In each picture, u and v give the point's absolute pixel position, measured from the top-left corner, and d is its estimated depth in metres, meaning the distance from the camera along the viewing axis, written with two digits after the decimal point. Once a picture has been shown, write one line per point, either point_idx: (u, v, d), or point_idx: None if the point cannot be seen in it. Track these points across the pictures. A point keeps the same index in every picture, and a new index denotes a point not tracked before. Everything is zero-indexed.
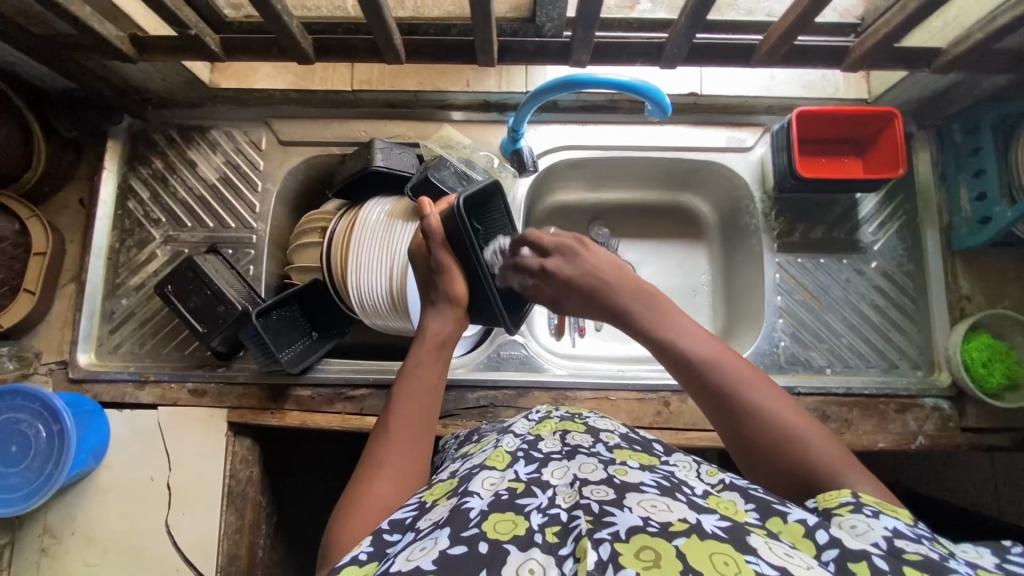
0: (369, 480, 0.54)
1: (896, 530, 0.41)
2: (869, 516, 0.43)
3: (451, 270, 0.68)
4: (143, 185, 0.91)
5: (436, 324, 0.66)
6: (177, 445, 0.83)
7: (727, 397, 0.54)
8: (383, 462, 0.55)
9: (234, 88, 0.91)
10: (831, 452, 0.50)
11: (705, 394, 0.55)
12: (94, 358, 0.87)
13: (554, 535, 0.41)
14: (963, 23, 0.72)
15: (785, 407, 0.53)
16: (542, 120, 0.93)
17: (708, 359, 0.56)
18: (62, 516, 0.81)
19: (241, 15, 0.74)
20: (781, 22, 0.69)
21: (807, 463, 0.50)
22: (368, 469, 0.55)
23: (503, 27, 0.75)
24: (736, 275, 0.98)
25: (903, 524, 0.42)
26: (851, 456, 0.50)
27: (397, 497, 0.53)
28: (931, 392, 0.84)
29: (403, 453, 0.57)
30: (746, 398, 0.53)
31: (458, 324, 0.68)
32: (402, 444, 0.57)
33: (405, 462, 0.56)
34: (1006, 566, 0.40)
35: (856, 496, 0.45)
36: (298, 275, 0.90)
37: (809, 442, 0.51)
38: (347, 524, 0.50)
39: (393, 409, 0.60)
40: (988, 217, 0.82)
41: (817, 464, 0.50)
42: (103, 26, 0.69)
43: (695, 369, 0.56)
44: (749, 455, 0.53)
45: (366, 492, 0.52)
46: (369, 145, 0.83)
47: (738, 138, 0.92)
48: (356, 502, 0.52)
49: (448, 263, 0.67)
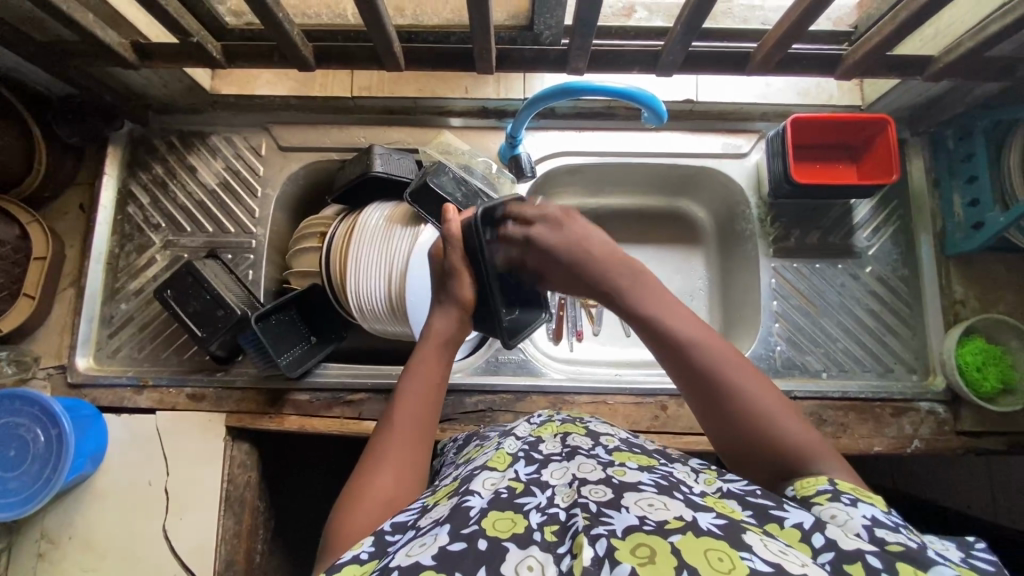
0: (371, 472, 0.55)
1: (874, 518, 0.43)
2: (849, 504, 0.44)
3: (461, 272, 0.69)
4: (143, 190, 0.91)
5: (440, 321, 0.67)
6: (175, 449, 0.83)
7: (706, 376, 0.56)
8: (385, 455, 0.56)
9: (234, 95, 0.90)
10: (804, 435, 0.52)
11: (683, 372, 0.57)
12: (93, 363, 0.87)
13: (552, 534, 0.42)
14: (955, 32, 0.73)
15: (762, 389, 0.54)
16: (540, 126, 0.94)
17: (691, 338, 0.58)
18: (59, 521, 0.81)
19: (242, 22, 0.75)
20: (775, 29, 0.70)
21: (778, 442, 0.52)
22: (370, 462, 0.56)
23: (502, 34, 0.77)
24: (733, 280, 0.98)
25: (879, 510, 0.44)
26: (823, 442, 0.52)
27: (398, 489, 0.54)
28: (927, 396, 0.84)
29: (405, 449, 0.57)
30: (725, 376, 0.55)
31: (463, 326, 0.68)
32: (405, 438, 0.58)
33: (406, 457, 0.57)
34: (972, 562, 0.41)
35: (834, 483, 0.47)
36: (298, 279, 0.91)
37: (782, 423, 0.53)
38: (350, 515, 0.51)
39: (396, 403, 0.61)
40: (981, 223, 0.82)
41: (789, 444, 0.52)
42: (106, 33, 0.69)
43: (677, 349, 0.58)
44: (721, 430, 0.55)
45: (367, 486, 0.53)
46: (369, 151, 0.84)
47: (733, 144, 0.93)
48: (359, 493, 0.53)
49: (457, 265, 0.68)
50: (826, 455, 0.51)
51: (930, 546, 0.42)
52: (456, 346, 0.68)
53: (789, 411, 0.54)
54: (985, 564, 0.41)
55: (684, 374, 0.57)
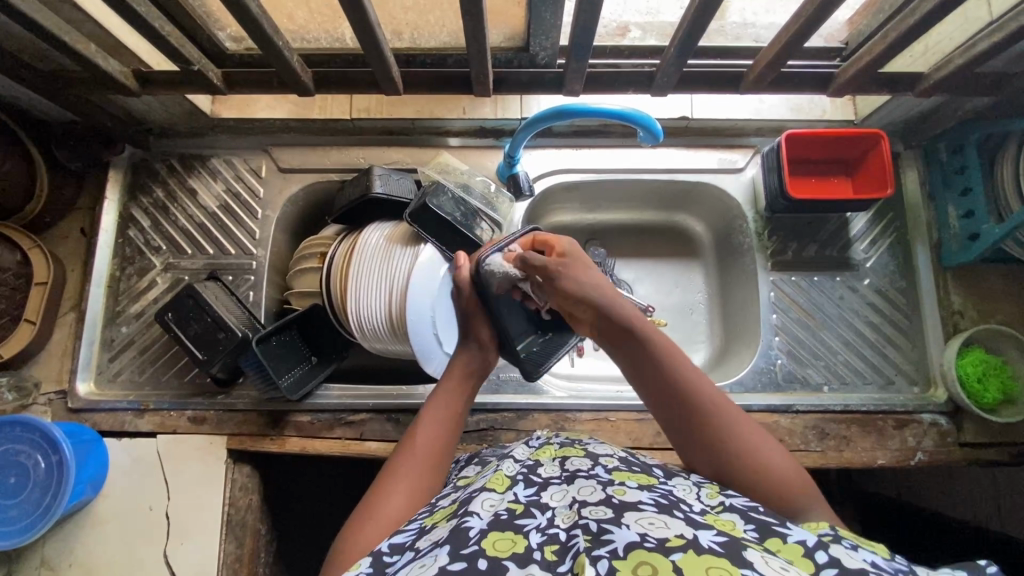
0: (389, 487, 0.56)
1: (874, 563, 0.42)
2: (850, 546, 0.44)
3: (474, 315, 0.75)
4: (143, 214, 0.92)
5: (468, 355, 0.72)
6: (176, 474, 0.82)
7: (712, 428, 0.56)
8: (402, 472, 0.58)
9: (235, 118, 0.93)
10: (798, 479, 0.54)
11: (682, 417, 0.58)
12: (93, 387, 0.86)
13: (552, 553, 0.42)
14: (945, 47, 0.75)
15: (763, 443, 0.56)
16: (539, 145, 0.94)
17: (695, 382, 0.59)
18: (59, 547, 0.80)
19: (242, 48, 0.76)
20: (768, 50, 0.71)
21: (775, 491, 0.53)
22: (389, 473, 0.58)
23: (499, 57, 0.78)
24: (732, 294, 0.99)
25: (880, 558, 0.43)
26: (807, 484, 0.55)
27: (415, 502, 0.56)
28: (928, 407, 0.84)
29: (421, 467, 0.59)
30: (732, 428, 0.56)
31: (486, 362, 0.73)
32: (426, 452, 0.60)
33: (422, 476, 0.58)
34: None
35: (834, 528, 0.47)
36: (298, 299, 0.91)
37: (780, 469, 0.55)
38: (368, 521, 0.53)
39: (420, 422, 0.64)
40: (976, 234, 0.83)
41: (788, 489, 0.53)
42: (107, 62, 0.70)
43: (676, 398, 0.59)
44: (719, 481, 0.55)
45: (384, 500, 0.54)
46: (368, 172, 0.85)
47: (729, 159, 0.94)
48: (374, 508, 0.54)
49: (470, 308, 0.75)
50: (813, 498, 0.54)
51: None
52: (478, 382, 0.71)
53: (780, 452, 0.56)
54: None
55: (674, 414, 0.59)
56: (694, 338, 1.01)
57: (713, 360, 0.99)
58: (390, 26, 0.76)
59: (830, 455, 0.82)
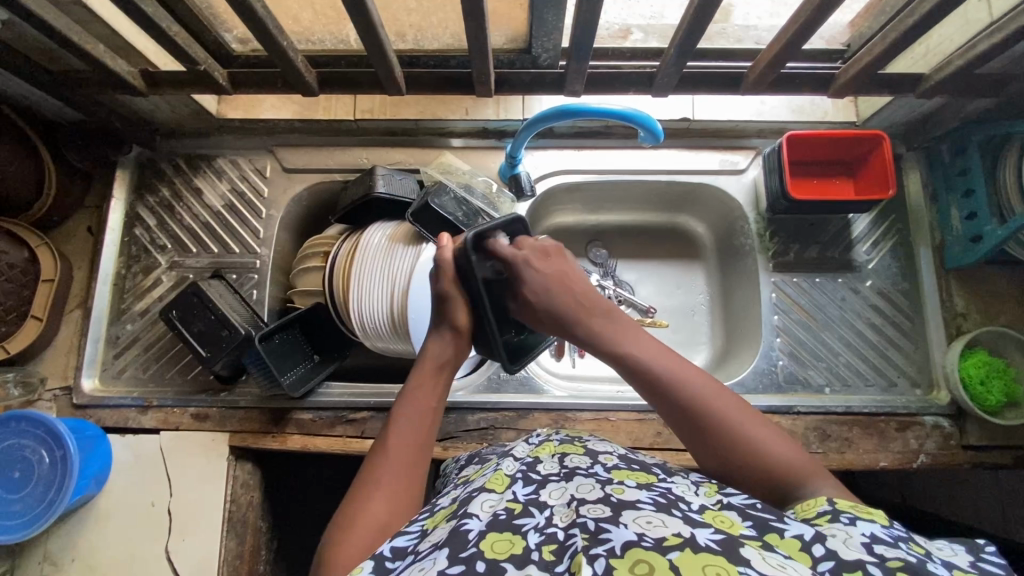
0: (366, 496, 0.54)
1: (873, 535, 0.42)
2: (848, 522, 0.44)
3: (454, 297, 0.68)
4: (150, 213, 0.93)
5: (436, 344, 0.68)
6: (177, 470, 0.83)
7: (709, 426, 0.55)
8: (379, 479, 0.56)
9: (240, 118, 0.93)
10: (798, 458, 0.53)
11: (682, 416, 0.57)
12: (98, 384, 0.87)
13: (551, 553, 0.42)
14: (945, 49, 0.75)
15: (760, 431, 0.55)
16: (538, 146, 0.95)
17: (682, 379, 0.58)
18: (62, 543, 0.81)
19: (248, 49, 0.77)
20: (768, 49, 0.71)
21: (774, 471, 0.53)
22: (363, 484, 0.56)
23: (502, 58, 0.79)
24: (734, 295, 0.98)
25: (877, 527, 0.43)
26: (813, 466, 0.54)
27: (392, 513, 0.54)
28: (931, 409, 0.84)
29: (398, 472, 0.57)
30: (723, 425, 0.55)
31: (459, 350, 0.68)
32: (397, 459, 0.58)
33: (401, 479, 0.57)
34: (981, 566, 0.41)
35: (833, 503, 0.47)
36: (301, 299, 0.91)
37: (770, 444, 0.54)
38: (343, 537, 0.51)
39: (390, 427, 0.61)
40: (979, 236, 0.82)
41: (779, 470, 0.53)
42: (116, 62, 0.72)
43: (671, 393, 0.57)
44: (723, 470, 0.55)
45: (362, 508, 0.53)
46: (372, 172, 0.86)
47: (730, 160, 0.94)
48: (353, 518, 0.53)
49: (449, 290, 0.68)
50: (810, 475, 0.52)
51: (936, 555, 0.42)
52: (451, 372, 0.67)
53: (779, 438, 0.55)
54: (994, 568, 0.40)
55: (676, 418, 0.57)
56: (696, 339, 1.01)
57: (715, 362, 0.99)
58: (393, 27, 0.77)
59: (831, 456, 0.82)
